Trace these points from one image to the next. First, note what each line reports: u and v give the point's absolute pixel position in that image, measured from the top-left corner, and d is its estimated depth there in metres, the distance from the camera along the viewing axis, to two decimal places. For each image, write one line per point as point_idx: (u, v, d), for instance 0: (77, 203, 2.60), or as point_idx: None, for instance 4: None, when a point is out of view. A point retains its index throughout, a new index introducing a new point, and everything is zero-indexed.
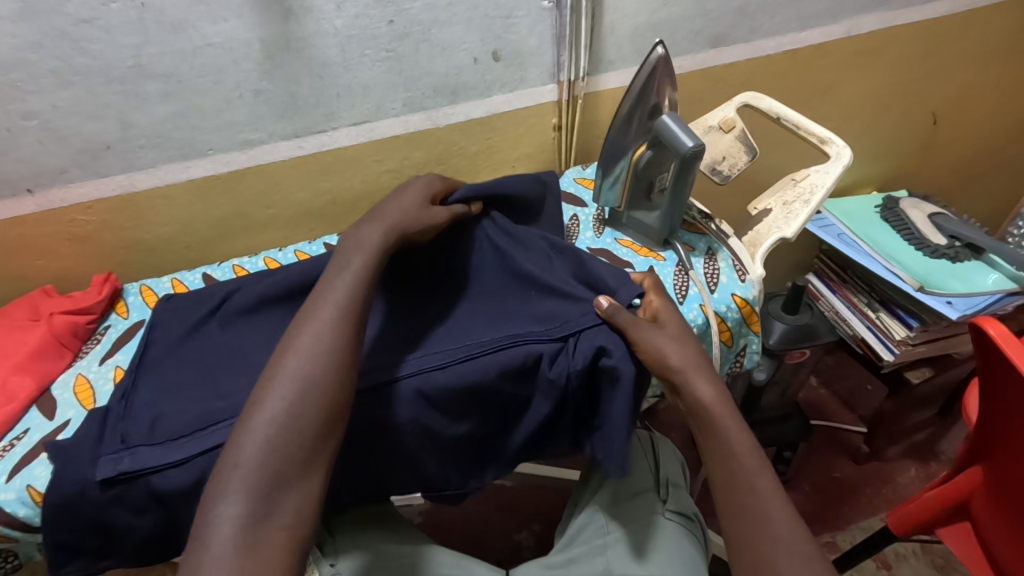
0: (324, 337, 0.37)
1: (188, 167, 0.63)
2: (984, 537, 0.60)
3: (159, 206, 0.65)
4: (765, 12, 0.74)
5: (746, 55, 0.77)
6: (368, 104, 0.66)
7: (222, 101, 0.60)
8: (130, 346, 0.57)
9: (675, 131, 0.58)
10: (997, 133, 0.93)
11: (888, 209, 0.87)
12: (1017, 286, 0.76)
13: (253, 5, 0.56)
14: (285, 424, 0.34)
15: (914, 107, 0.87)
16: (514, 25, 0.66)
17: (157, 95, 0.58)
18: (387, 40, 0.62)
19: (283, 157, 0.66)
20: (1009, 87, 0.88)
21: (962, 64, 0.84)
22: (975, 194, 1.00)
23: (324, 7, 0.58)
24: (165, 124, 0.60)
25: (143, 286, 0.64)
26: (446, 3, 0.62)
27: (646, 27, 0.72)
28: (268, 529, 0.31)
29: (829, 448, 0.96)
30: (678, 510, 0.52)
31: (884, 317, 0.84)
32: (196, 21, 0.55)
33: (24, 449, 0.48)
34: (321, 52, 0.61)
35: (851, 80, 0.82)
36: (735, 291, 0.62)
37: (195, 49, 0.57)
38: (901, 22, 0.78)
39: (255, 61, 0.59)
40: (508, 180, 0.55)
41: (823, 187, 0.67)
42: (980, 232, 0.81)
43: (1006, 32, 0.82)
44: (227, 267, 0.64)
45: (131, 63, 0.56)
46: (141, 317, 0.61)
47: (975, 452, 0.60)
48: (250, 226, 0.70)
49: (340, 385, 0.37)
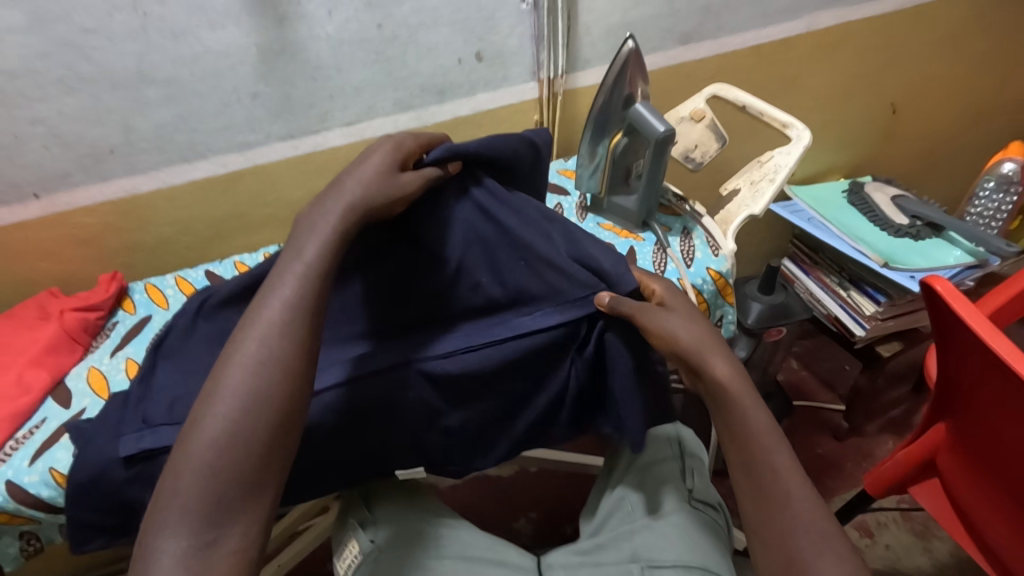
0: (267, 342, 0.33)
1: (189, 168, 0.65)
2: (951, 489, 0.63)
3: (160, 207, 0.66)
4: (729, 11, 0.76)
5: (714, 51, 0.78)
6: (360, 104, 0.68)
7: (221, 104, 0.62)
8: (140, 339, 0.59)
9: (649, 121, 0.55)
10: (948, 118, 0.99)
11: (854, 193, 0.92)
12: (975, 259, 0.81)
13: (250, 12, 0.58)
14: (227, 444, 0.31)
15: (874, 98, 0.92)
16: (496, 27, 0.67)
17: (158, 100, 0.60)
18: (376, 43, 0.64)
19: (279, 157, 0.68)
20: (955, 77, 0.94)
21: (914, 55, 0.89)
22: (932, 176, 1.07)
23: (316, 14, 0.60)
24: (166, 128, 0.62)
25: (147, 284, 0.65)
26: (432, 7, 0.63)
27: (619, 27, 0.72)
28: (216, 555, 0.30)
29: (812, 426, 0.99)
30: (703, 499, 0.53)
31: (855, 295, 0.88)
32: (197, 28, 0.57)
33: (43, 435, 0.50)
34: (314, 56, 0.63)
35: (813, 73, 0.85)
36: (709, 265, 0.59)
37: (194, 55, 0.59)
38: (855, 18, 0.82)
39: (252, 66, 0.61)
40: (494, 138, 0.43)
41: (786, 167, 0.62)
42: (939, 211, 0.87)
43: (951, 24, 0.88)
44: (228, 263, 0.66)
45: (134, 69, 0.58)
46: (148, 313, 0.62)
47: (940, 411, 0.62)
48: (248, 225, 0.71)
49: (287, 397, 0.33)
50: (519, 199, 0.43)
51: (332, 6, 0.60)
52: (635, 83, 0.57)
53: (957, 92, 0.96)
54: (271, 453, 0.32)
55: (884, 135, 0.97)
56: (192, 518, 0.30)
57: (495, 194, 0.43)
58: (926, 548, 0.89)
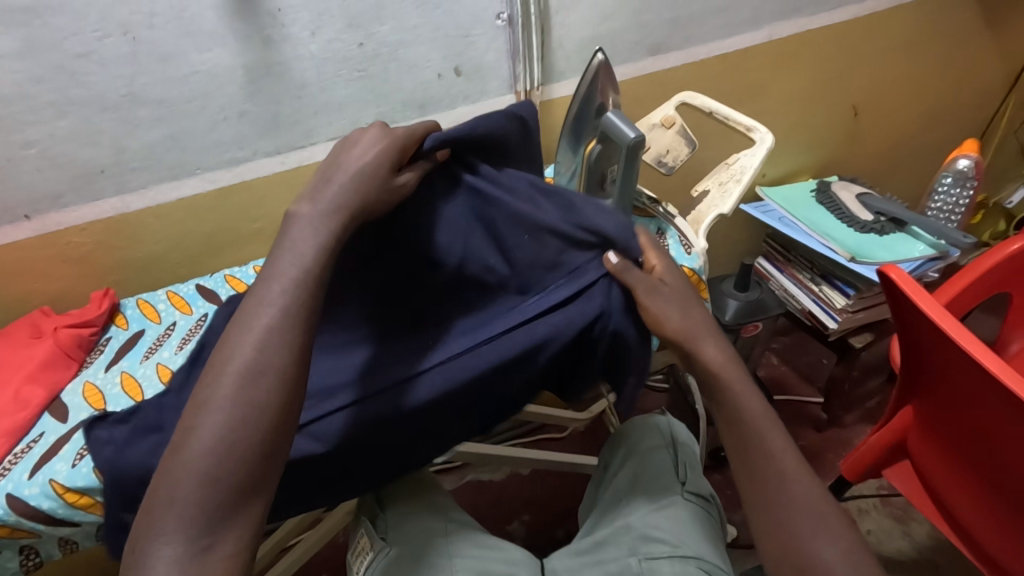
0: (265, 348, 0.33)
1: (179, 186, 0.67)
2: (921, 468, 0.66)
3: (151, 225, 0.68)
4: (695, 22, 0.80)
5: (682, 60, 0.82)
6: (345, 120, 0.70)
7: (210, 124, 0.65)
8: (135, 352, 0.60)
9: (617, 124, 0.56)
10: (906, 119, 1.04)
11: (821, 192, 0.97)
12: (936, 252, 0.85)
13: (236, 35, 0.60)
14: (225, 451, 0.32)
15: (835, 102, 0.96)
16: (473, 43, 0.70)
17: (149, 121, 0.62)
18: (359, 61, 0.67)
19: (267, 173, 0.70)
20: (912, 80, 1.00)
21: (871, 60, 0.94)
22: (894, 174, 1.12)
23: (301, 35, 0.63)
24: (157, 147, 0.64)
25: (139, 299, 0.66)
26: (412, 25, 0.66)
27: (590, 40, 0.76)
28: (209, 559, 0.30)
29: (794, 420, 1.02)
30: (696, 491, 0.53)
31: (826, 289, 0.91)
32: (185, 51, 0.60)
33: (42, 449, 0.52)
34: (299, 75, 0.65)
35: (777, 80, 0.90)
36: (683, 264, 0.62)
37: (183, 77, 0.61)
38: (812, 27, 0.87)
39: (240, 86, 0.63)
40: (479, 120, 0.44)
41: (751, 169, 0.66)
42: (902, 208, 0.91)
43: (904, 31, 0.93)
44: (220, 277, 0.68)
45: (124, 91, 0.60)
46: (142, 327, 0.63)
47: (908, 395, 0.65)
48: (237, 240, 0.73)
49: (286, 402, 0.33)
50: (510, 178, 0.45)
51: (316, 27, 0.63)
52: (604, 90, 0.60)
53: (914, 94, 1.01)
54: (269, 458, 0.33)
55: (849, 137, 1.02)
56: (189, 524, 0.30)
57: (489, 179, 0.45)
58: (905, 531, 0.92)
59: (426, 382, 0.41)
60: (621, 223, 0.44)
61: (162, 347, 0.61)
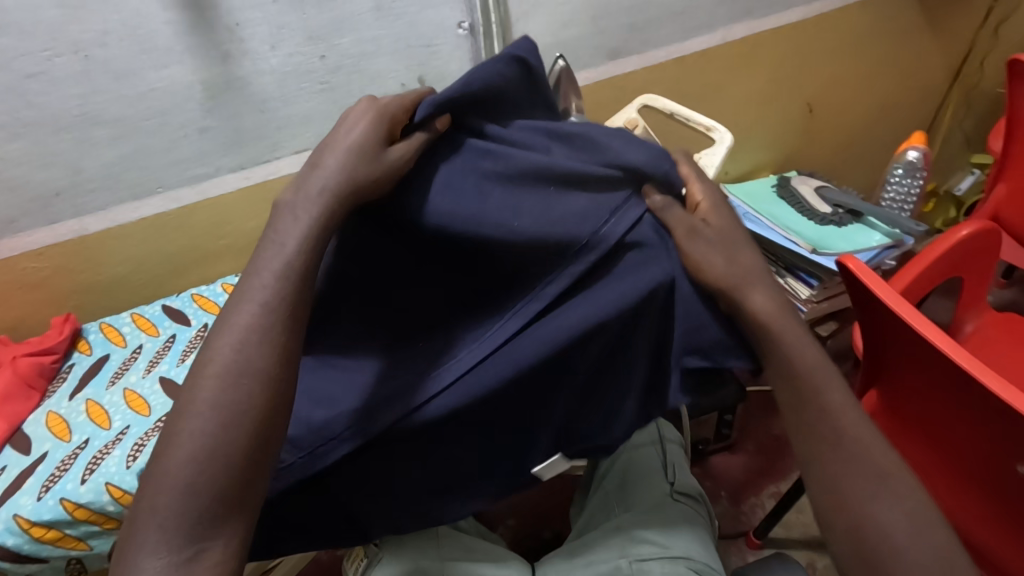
0: (245, 348, 0.32)
1: (139, 206, 0.66)
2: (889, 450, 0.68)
3: (111, 247, 0.66)
4: (652, 27, 0.82)
5: (642, 64, 0.84)
6: (309, 133, 0.70)
7: (170, 142, 0.63)
8: (99, 379, 0.59)
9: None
10: (858, 114, 1.09)
11: (782, 187, 1.00)
12: (892, 240, 0.89)
13: (193, 50, 0.60)
14: (207, 459, 0.31)
15: (791, 100, 1.00)
16: (436, 52, 0.71)
17: (106, 140, 0.61)
18: (321, 74, 0.66)
19: (231, 189, 0.69)
20: (861, 76, 1.04)
21: (822, 59, 0.97)
22: (850, 167, 1.16)
23: (259, 49, 0.62)
24: (115, 167, 0.63)
25: (102, 323, 0.64)
26: (373, 36, 0.66)
27: (551, 47, 0.77)
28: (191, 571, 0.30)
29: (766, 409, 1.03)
30: (686, 492, 0.53)
31: (790, 280, 0.93)
32: (141, 68, 0.58)
33: (5, 482, 0.51)
34: (260, 89, 0.64)
35: (734, 80, 0.92)
36: None
37: (140, 94, 0.60)
38: (765, 29, 0.90)
39: (199, 102, 0.62)
40: (475, 70, 0.38)
41: (712, 167, 0.68)
42: (858, 200, 0.95)
43: (851, 30, 0.96)
44: (186, 296, 0.66)
45: (78, 111, 0.58)
46: (106, 352, 0.61)
47: (871, 380, 0.67)
48: (203, 258, 0.72)
49: (271, 404, 0.32)
50: (520, 131, 0.39)
51: (275, 41, 0.62)
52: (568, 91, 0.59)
53: (864, 90, 1.06)
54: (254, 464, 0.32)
55: (805, 133, 1.06)
56: (171, 535, 0.30)
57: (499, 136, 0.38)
58: None
59: (449, 397, 0.36)
60: (653, 152, 0.39)
61: (128, 371, 0.59)
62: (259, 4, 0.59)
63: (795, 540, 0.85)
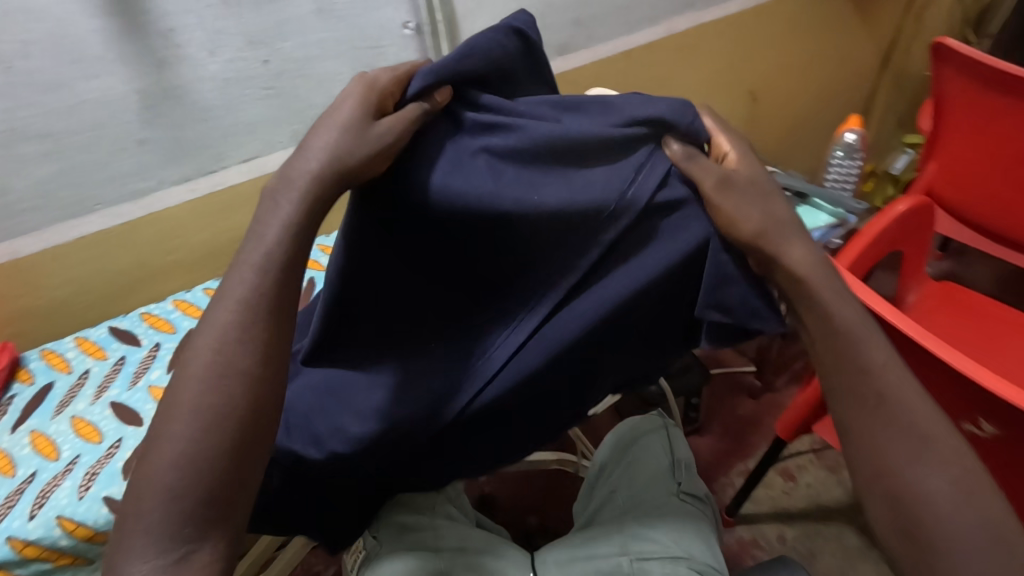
0: (227, 343, 0.31)
1: (78, 224, 0.63)
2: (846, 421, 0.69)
3: (49, 269, 0.63)
4: (597, 22, 0.83)
5: (590, 59, 0.85)
6: (256, 140, 0.68)
7: (107, 155, 0.61)
8: (44, 408, 0.55)
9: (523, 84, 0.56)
10: (798, 101, 1.13)
11: None
12: (836, 220, 0.92)
13: (126, 59, 0.57)
14: (192, 461, 0.29)
15: (735, 89, 1.03)
16: (383, 54, 0.70)
17: (36, 157, 0.58)
18: (265, 79, 0.65)
19: (176, 202, 0.66)
20: (799, 63, 1.07)
21: (761, 48, 1.01)
22: (795, 152, 1.20)
23: (197, 55, 0.60)
24: (48, 184, 0.60)
25: (44, 350, 0.61)
26: (317, 39, 0.65)
27: None
28: None
29: (729, 390, 1.05)
30: (691, 493, 0.49)
31: None
32: (69, 79, 0.56)
33: None
34: (201, 97, 0.62)
35: (680, 72, 0.94)
36: None
37: (70, 107, 0.57)
38: (705, 21, 0.92)
39: (135, 113, 0.60)
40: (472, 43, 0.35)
41: None
42: (804, 183, 0.98)
43: (786, 21, 1.00)
44: (135, 316, 0.64)
45: (3, 127, 0.55)
46: (49, 380, 0.58)
47: None
48: (151, 276, 0.69)
49: (257, 401, 0.31)
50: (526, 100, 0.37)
51: (213, 46, 0.60)
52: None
53: (803, 76, 1.10)
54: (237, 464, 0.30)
55: (750, 121, 1.09)
56: (155, 541, 0.28)
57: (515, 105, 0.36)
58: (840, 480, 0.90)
59: (485, 388, 0.37)
60: (673, 103, 0.36)
61: (75, 398, 0.56)
62: (193, 9, 0.57)
63: (764, 513, 0.88)
